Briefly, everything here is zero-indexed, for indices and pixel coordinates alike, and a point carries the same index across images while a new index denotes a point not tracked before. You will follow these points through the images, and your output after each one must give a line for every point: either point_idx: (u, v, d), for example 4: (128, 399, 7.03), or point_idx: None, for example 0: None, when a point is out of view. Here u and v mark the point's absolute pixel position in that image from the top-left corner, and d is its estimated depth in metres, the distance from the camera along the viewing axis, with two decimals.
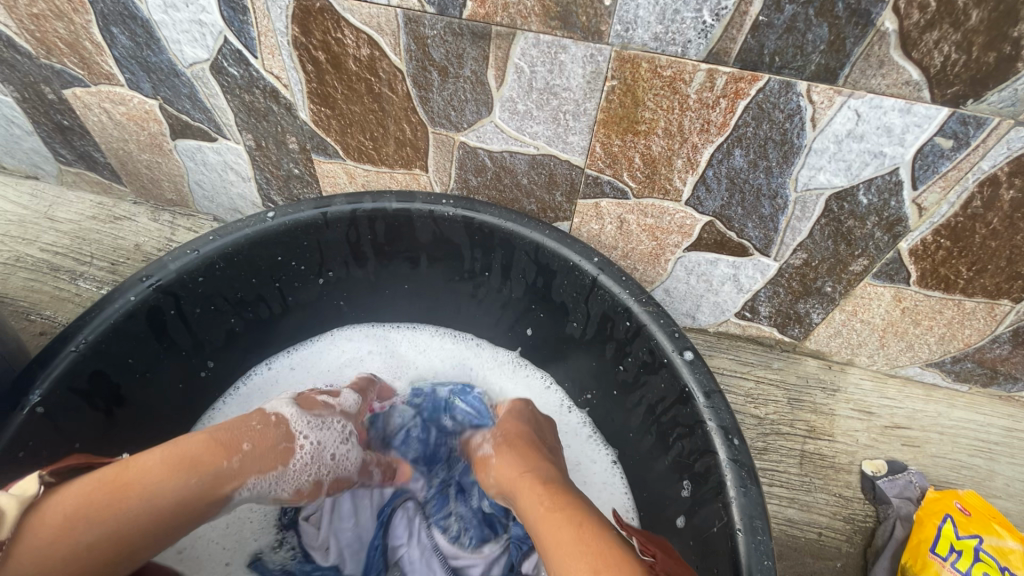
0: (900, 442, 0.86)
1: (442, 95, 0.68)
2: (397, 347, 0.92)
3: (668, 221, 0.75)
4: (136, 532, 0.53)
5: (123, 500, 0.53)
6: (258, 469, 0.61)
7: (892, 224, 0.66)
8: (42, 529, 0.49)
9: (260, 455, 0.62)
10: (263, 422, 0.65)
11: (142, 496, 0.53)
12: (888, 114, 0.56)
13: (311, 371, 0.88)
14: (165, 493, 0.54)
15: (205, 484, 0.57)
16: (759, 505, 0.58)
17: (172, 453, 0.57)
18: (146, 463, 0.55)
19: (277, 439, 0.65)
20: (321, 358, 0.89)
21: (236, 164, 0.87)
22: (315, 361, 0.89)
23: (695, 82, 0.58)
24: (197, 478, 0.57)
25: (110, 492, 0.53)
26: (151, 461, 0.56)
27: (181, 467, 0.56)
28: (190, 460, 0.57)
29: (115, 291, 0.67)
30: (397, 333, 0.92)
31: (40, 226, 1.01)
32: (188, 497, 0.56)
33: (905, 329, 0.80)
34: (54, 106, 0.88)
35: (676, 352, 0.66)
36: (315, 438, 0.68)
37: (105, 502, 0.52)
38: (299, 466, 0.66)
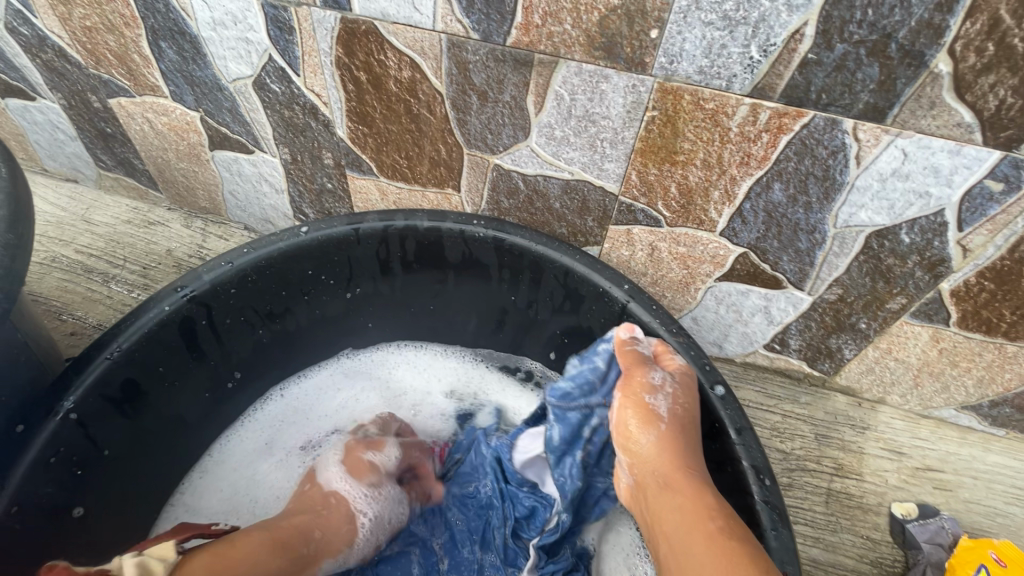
0: (932, 485, 0.84)
1: (480, 119, 0.68)
2: (394, 378, 0.91)
3: (701, 250, 0.74)
4: None
5: (235, 570, 0.55)
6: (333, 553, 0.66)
7: (934, 264, 0.65)
8: None
9: (326, 539, 0.65)
10: (326, 505, 0.69)
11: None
12: (936, 155, 0.55)
13: (310, 416, 0.87)
14: (270, 574, 0.57)
15: (292, 567, 0.60)
16: (792, 550, 0.56)
17: (268, 537, 0.60)
18: (249, 544, 0.58)
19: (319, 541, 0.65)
20: (319, 401, 0.88)
21: (270, 176, 0.89)
22: (313, 404, 0.88)
23: (737, 116, 0.58)
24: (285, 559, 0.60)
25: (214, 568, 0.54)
26: (252, 547, 0.58)
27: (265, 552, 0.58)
28: (274, 543, 0.60)
29: (150, 301, 0.68)
30: (401, 355, 0.92)
31: (77, 228, 1.03)
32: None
33: (941, 369, 0.78)
34: (98, 114, 0.90)
35: (707, 386, 0.65)
36: (373, 514, 0.70)
37: (225, 568, 0.54)
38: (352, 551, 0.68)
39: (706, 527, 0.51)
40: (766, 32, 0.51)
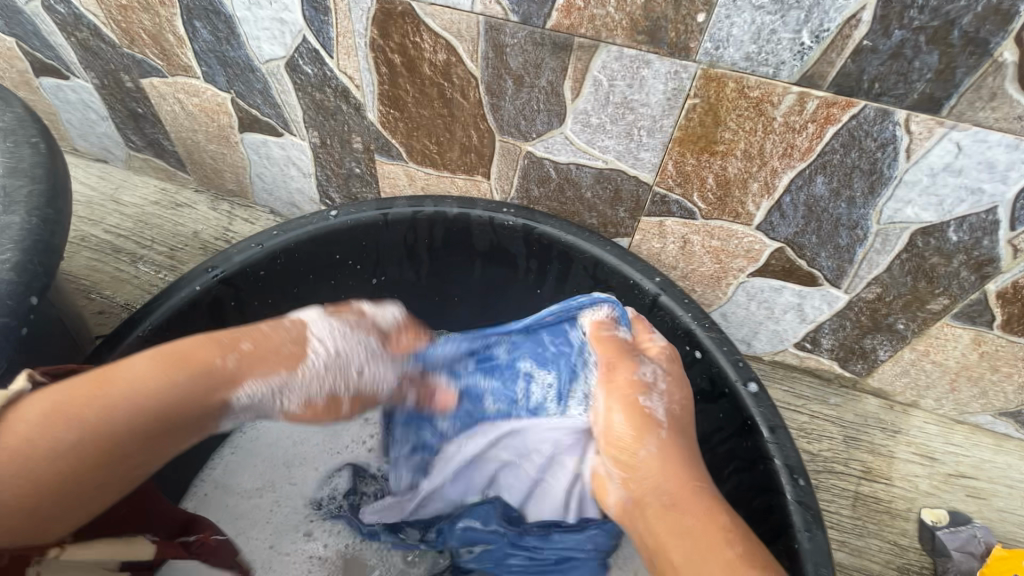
0: (964, 492, 0.82)
1: (515, 104, 0.67)
2: None
3: (735, 244, 0.72)
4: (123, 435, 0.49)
5: (105, 403, 0.48)
6: (258, 367, 0.54)
7: (981, 263, 0.63)
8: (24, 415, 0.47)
9: (253, 355, 0.55)
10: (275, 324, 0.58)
11: (126, 390, 0.49)
12: (993, 149, 0.52)
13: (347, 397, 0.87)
14: (147, 389, 0.50)
15: (192, 387, 0.52)
16: (826, 552, 0.55)
17: (160, 361, 0.52)
18: (123, 379, 0.50)
19: (285, 338, 0.57)
20: None
21: (299, 160, 0.89)
22: None
23: (783, 105, 0.56)
24: (182, 380, 0.52)
25: (70, 407, 0.48)
26: (126, 379, 0.50)
27: (142, 393, 0.50)
28: (166, 390, 0.51)
29: (182, 280, 0.68)
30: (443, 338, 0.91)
31: (106, 208, 1.05)
32: (172, 404, 0.51)
33: (980, 374, 0.75)
34: (130, 94, 0.90)
35: (740, 383, 0.63)
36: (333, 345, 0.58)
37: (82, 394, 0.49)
38: (310, 372, 0.56)
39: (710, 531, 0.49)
40: (820, 17, 0.49)
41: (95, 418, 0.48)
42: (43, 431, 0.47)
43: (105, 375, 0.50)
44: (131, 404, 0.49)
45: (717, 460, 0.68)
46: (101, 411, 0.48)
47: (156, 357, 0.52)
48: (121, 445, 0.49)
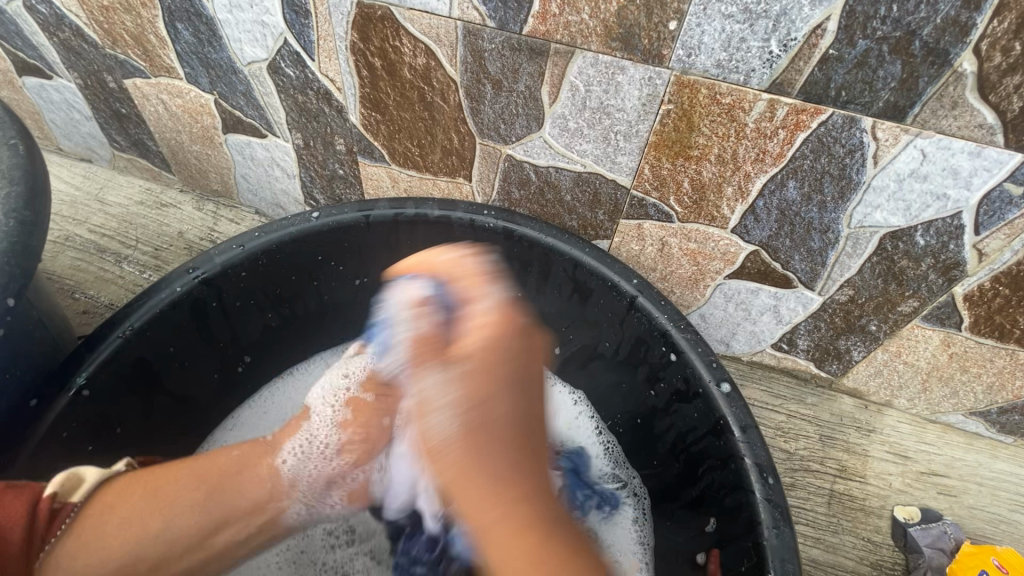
0: (936, 490, 0.83)
1: (494, 108, 0.68)
2: None
3: (711, 247, 0.73)
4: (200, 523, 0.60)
5: (178, 480, 0.60)
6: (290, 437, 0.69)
7: (948, 267, 0.64)
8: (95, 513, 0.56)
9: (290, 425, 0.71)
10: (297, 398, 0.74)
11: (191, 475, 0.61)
12: (955, 156, 0.54)
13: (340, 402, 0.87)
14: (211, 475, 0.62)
15: (247, 460, 0.65)
16: (793, 548, 0.56)
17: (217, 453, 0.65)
18: (188, 470, 0.61)
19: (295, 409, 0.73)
20: None
21: (282, 161, 0.89)
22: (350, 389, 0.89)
23: (754, 111, 0.57)
24: (240, 454, 0.66)
25: (152, 496, 0.58)
26: (207, 466, 0.63)
27: (217, 469, 0.63)
28: (237, 464, 0.64)
29: (163, 281, 0.68)
30: None
31: (90, 208, 1.05)
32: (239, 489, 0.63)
33: (951, 374, 0.77)
34: (114, 94, 0.90)
35: (714, 383, 0.64)
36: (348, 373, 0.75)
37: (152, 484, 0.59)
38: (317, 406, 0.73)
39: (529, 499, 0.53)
40: (787, 27, 0.50)
41: (166, 510, 0.58)
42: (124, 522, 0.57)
43: (168, 473, 0.61)
44: (216, 478, 0.62)
45: (692, 458, 0.69)
46: (193, 492, 0.60)
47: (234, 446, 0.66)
48: (189, 531, 0.59)
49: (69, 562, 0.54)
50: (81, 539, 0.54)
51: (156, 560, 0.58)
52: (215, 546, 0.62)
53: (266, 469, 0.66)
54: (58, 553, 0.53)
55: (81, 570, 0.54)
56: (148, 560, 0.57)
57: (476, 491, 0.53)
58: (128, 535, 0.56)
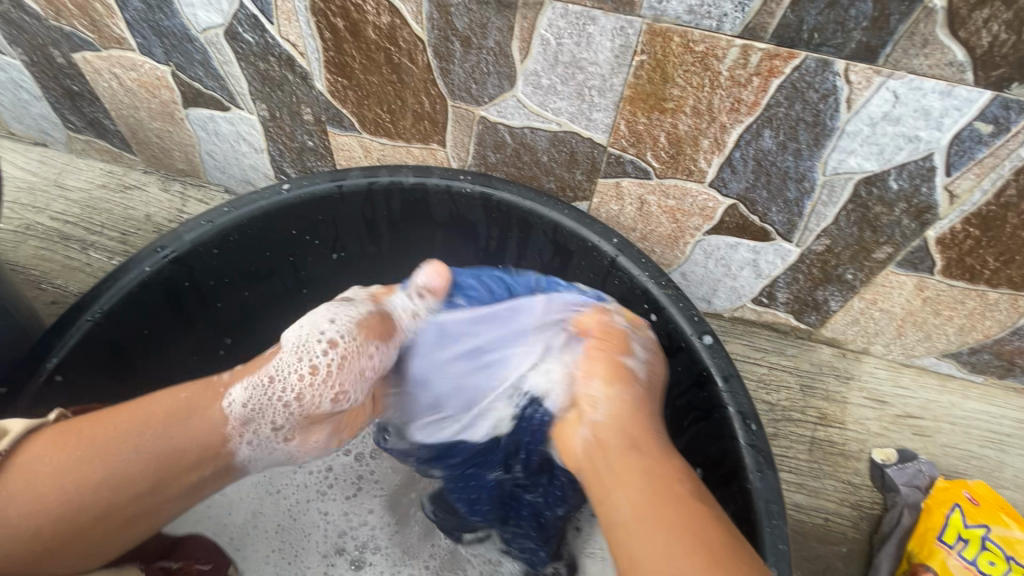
0: (911, 432, 0.86)
1: (464, 67, 0.66)
2: None
3: (690, 202, 0.73)
4: (139, 461, 0.54)
5: (113, 425, 0.55)
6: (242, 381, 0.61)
7: (921, 211, 0.65)
8: (42, 460, 0.53)
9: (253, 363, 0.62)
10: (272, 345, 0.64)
11: (130, 415, 0.56)
12: (927, 96, 0.54)
13: None
14: (153, 409, 0.57)
15: (197, 405, 0.59)
16: (776, 489, 0.58)
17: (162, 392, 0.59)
18: (129, 418, 0.56)
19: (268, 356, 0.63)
20: None
21: (249, 135, 0.86)
22: None
23: (728, 59, 0.56)
24: (190, 394, 0.59)
25: (91, 441, 0.54)
26: (150, 412, 0.57)
27: (165, 410, 0.57)
28: (185, 406, 0.58)
29: (130, 262, 0.66)
30: None
31: (50, 194, 1.00)
32: (178, 426, 0.57)
33: (924, 318, 0.79)
34: (63, 71, 0.86)
35: (696, 336, 0.65)
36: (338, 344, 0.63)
37: (96, 427, 0.55)
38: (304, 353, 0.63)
39: (675, 489, 0.53)
40: None
41: (99, 452, 0.54)
42: (63, 461, 0.53)
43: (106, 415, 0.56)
44: (161, 424, 0.56)
45: (678, 412, 0.70)
46: (135, 440, 0.55)
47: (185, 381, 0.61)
48: (132, 478, 0.54)
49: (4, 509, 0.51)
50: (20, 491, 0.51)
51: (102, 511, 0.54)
52: (166, 492, 0.57)
53: (216, 409, 0.59)
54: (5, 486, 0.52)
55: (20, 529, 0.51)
56: (94, 511, 0.53)
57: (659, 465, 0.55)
58: (70, 491, 0.52)
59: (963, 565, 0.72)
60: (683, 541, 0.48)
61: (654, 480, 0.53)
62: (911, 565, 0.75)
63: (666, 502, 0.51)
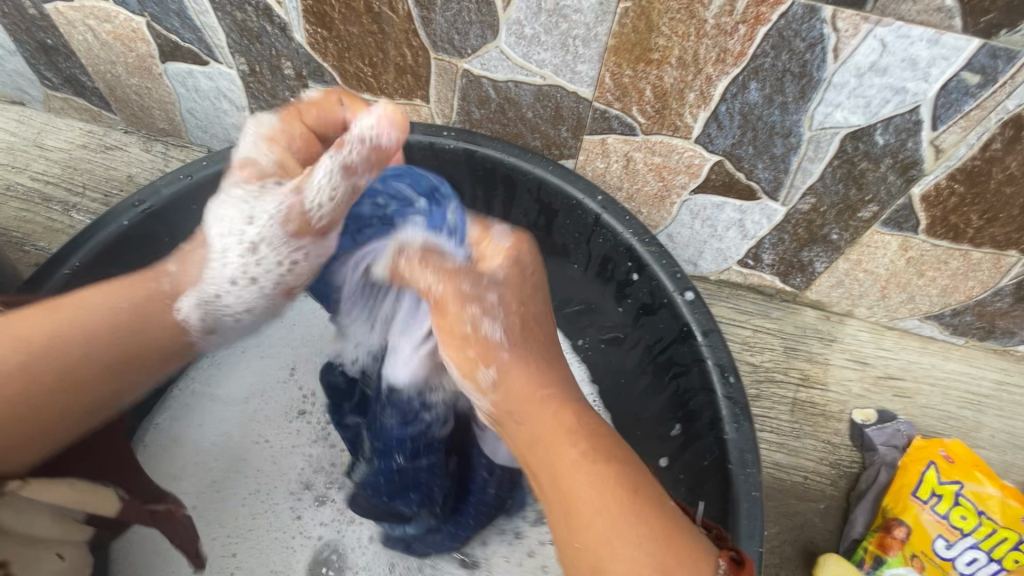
0: (891, 393, 0.88)
1: (446, 17, 0.64)
2: None
3: (676, 160, 0.72)
4: (86, 362, 0.51)
5: (62, 338, 0.50)
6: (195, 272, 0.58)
7: (906, 167, 0.64)
8: None
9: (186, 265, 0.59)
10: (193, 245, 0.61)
11: (77, 313, 0.52)
12: (914, 45, 0.53)
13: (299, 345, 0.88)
14: (97, 308, 0.53)
15: (144, 310, 0.55)
16: (751, 439, 0.59)
17: (108, 291, 0.55)
18: (80, 327, 0.51)
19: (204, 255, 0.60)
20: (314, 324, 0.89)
21: (229, 91, 0.84)
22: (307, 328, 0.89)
23: (714, 5, 0.55)
24: (135, 303, 0.54)
25: (42, 345, 0.50)
26: (106, 307, 0.53)
27: (118, 308, 0.54)
28: (138, 306, 0.55)
29: (107, 215, 0.65)
30: None
31: (30, 154, 0.98)
32: (128, 329, 0.54)
33: (908, 280, 0.79)
34: (36, 23, 0.83)
35: (677, 292, 0.65)
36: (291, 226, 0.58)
37: (40, 324, 0.51)
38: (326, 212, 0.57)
39: (568, 457, 0.47)
40: None
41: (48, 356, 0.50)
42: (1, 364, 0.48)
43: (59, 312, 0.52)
44: (117, 320, 0.53)
45: (657, 369, 0.71)
46: (86, 343, 0.51)
47: (118, 285, 0.55)
48: (87, 387, 0.52)
49: None
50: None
51: (52, 419, 0.52)
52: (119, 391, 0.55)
53: (171, 312, 0.57)
54: None
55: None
56: (51, 414, 0.51)
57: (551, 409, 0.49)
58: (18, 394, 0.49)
59: (936, 519, 0.75)
60: (642, 525, 0.44)
61: (547, 437, 0.48)
62: (885, 520, 0.77)
63: (583, 455, 0.47)
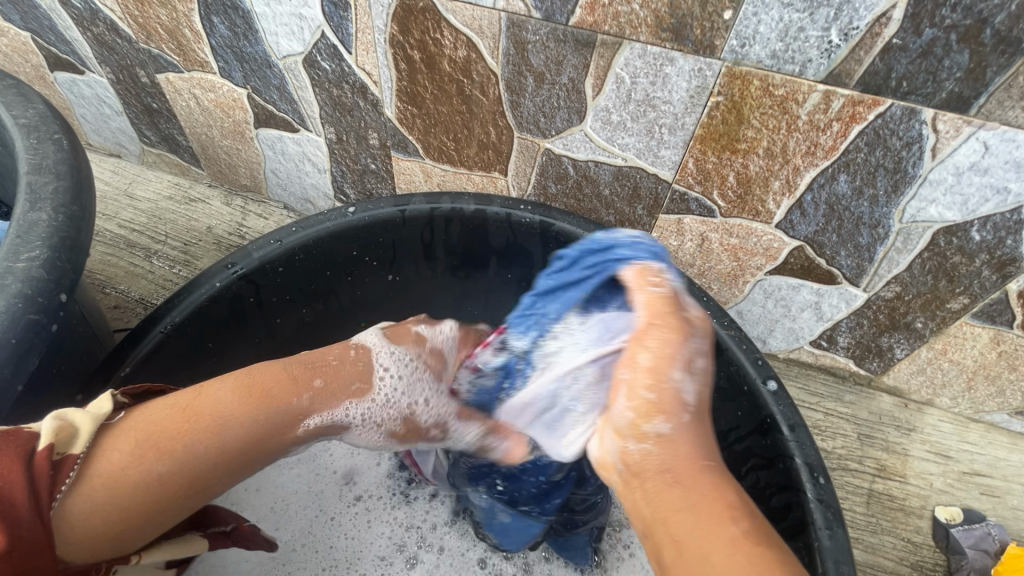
0: (978, 491, 0.81)
1: (534, 101, 0.67)
2: None
3: (754, 242, 0.72)
4: (214, 473, 0.48)
5: (190, 437, 0.46)
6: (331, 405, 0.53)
7: (1004, 263, 0.62)
8: (111, 460, 0.45)
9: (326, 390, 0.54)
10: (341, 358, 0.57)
11: (212, 416, 0.48)
12: (1020, 148, 0.52)
13: None
14: (234, 420, 0.48)
15: (272, 419, 0.50)
16: (847, 550, 0.55)
17: (238, 394, 0.50)
18: (210, 424, 0.47)
19: (352, 373, 0.56)
20: None
21: (314, 156, 0.88)
22: None
23: (808, 103, 0.55)
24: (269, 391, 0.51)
25: (179, 451, 0.46)
26: (237, 414, 0.49)
27: (252, 419, 0.49)
28: (267, 416, 0.50)
29: (202, 277, 0.68)
30: None
31: (120, 203, 1.05)
32: (262, 438, 0.50)
33: (998, 373, 0.75)
34: (146, 90, 0.90)
35: (760, 381, 0.63)
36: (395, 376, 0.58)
37: (172, 431, 0.46)
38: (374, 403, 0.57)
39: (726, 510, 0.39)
40: (849, 15, 0.49)
41: (186, 462, 0.46)
42: (134, 461, 0.45)
43: (186, 423, 0.47)
44: (246, 429, 0.49)
45: (733, 457, 0.68)
46: (222, 448, 0.47)
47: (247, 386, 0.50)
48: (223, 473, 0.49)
49: (84, 523, 0.43)
50: (103, 486, 0.44)
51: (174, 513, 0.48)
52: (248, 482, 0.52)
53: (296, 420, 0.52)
54: (72, 504, 0.43)
55: (98, 536, 0.44)
56: (171, 511, 0.47)
57: (703, 448, 0.44)
58: (149, 497, 0.45)
59: None
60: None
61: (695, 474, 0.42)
62: None
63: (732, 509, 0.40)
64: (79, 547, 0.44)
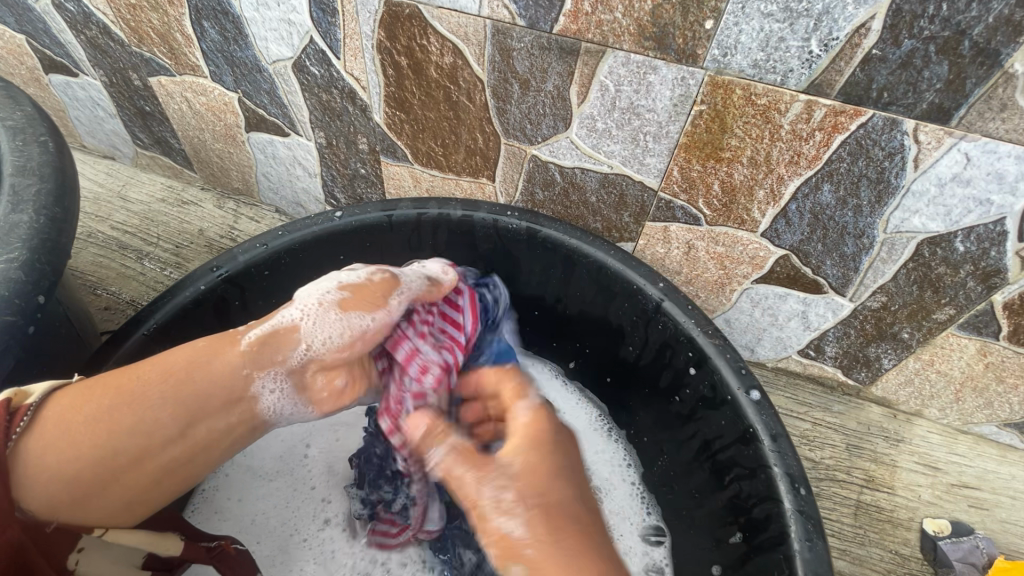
0: (967, 503, 0.81)
1: (520, 108, 0.67)
2: None
3: (740, 251, 0.72)
4: (158, 414, 0.50)
5: (136, 379, 0.51)
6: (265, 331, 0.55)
7: (988, 274, 0.62)
8: (63, 408, 0.49)
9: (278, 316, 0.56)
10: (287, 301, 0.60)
11: (152, 365, 0.52)
12: (1002, 160, 0.52)
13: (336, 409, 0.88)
14: (173, 363, 0.52)
15: (210, 359, 0.53)
16: (826, 562, 0.55)
17: (182, 345, 0.55)
18: (150, 367, 0.52)
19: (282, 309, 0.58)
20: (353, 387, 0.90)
21: (304, 160, 0.89)
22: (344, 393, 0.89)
23: (791, 112, 0.56)
24: (209, 343, 0.54)
25: (119, 393, 0.50)
26: (173, 360, 0.53)
27: (188, 361, 0.53)
28: (206, 354, 0.53)
29: (187, 279, 0.68)
30: None
31: (113, 205, 1.05)
32: (201, 381, 0.52)
33: (986, 384, 0.75)
34: (138, 93, 0.91)
35: (743, 391, 0.63)
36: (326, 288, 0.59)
37: (116, 376, 0.51)
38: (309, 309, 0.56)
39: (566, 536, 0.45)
40: (829, 25, 0.49)
41: (128, 399, 0.50)
42: (84, 400, 0.50)
43: (131, 371, 0.52)
44: (185, 370, 0.52)
45: (716, 467, 0.68)
46: (161, 386, 0.51)
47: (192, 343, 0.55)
48: (160, 425, 0.50)
49: (38, 464, 0.47)
50: (50, 430, 0.48)
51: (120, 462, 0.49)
52: (197, 440, 0.52)
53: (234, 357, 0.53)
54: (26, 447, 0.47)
55: (54, 479, 0.48)
56: (122, 458, 0.49)
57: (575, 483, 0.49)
58: (97, 438, 0.48)
59: None
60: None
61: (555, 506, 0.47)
62: None
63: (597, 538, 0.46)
64: (37, 494, 0.48)
